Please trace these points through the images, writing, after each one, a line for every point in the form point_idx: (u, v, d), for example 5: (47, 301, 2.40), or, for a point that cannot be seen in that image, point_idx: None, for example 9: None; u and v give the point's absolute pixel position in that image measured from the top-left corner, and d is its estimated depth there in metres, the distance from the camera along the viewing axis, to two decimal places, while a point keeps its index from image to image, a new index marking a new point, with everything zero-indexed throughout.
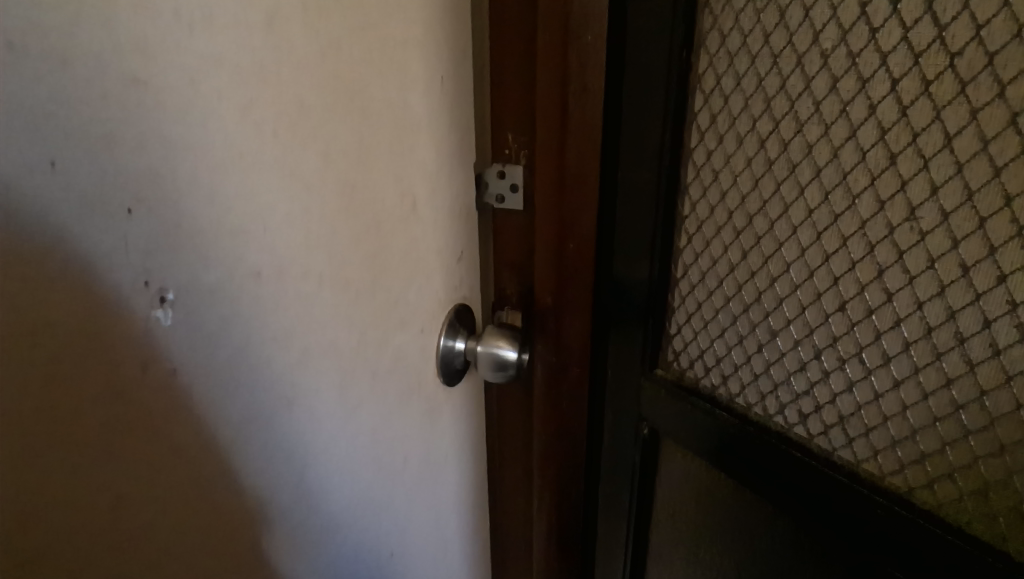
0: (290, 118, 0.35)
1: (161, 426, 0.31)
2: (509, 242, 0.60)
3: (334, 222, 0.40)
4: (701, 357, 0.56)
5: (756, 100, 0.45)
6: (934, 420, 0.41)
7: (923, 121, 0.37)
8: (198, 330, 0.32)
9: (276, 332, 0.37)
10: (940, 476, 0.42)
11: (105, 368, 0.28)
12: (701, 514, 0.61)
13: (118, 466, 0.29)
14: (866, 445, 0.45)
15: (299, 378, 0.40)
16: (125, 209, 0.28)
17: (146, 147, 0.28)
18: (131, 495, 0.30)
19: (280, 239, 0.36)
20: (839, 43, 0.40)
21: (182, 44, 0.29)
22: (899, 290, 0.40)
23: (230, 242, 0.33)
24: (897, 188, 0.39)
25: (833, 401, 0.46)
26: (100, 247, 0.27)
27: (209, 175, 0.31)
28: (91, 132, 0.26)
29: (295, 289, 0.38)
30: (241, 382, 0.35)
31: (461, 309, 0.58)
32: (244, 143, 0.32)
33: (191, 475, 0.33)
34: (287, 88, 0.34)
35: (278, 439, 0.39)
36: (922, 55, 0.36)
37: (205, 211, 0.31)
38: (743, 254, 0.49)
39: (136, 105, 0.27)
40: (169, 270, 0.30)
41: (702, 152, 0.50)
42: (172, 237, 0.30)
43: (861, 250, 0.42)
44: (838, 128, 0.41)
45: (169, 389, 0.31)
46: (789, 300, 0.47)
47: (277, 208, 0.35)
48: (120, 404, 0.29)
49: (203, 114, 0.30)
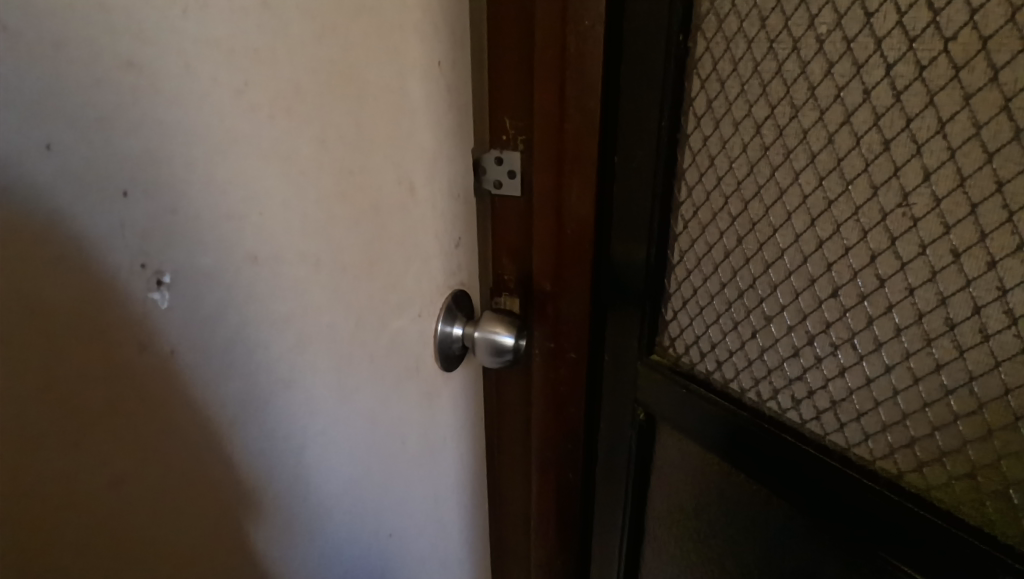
0: (288, 103, 0.35)
1: (159, 406, 0.32)
2: (507, 227, 0.61)
3: (332, 207, 0.40)
4: (696, 343, 0.56)
5: (753, 85, 0.45)
6: (924, 405, 0.41)
7: (917, 106, 0.37)
8: (195, 313, 0.33)
9: (275, 316, 0.38)
10: (929, 461, 0.42)
11: (103, 348, 0.29)
12: (697, 498, 0.62)
13: (116, 444, 0.30)
14: (858, 430, 0.45)
15: (298, 361, 0.40)
16: (122, 191, 0.28)
17: (142, 130, 0.28)
18: (129, 473, 0.31)
19: (278, 224, 0.36)
20: (835, 28, 0.40)
21: (178, 28, 0.29)
22: (891, 275, 0.40)
23: (226, 226, 0.33)
24: (890, 173, 0.39)
25: (826, 386, 0.47)
26: (98, 228, 0.27)
27: (205, 158, 0.31)
28: (87, 115, 0.26)
29: (292, 273, 0.38)
30: (239, 365, 0.36)
31: (460, 294, 0.58)
32: (240, 128, 0.33)
33: (188, 454, 0.34)
34: (285, 74, 0.35)
35: (277, 421, 0.40)
36: (917, 40, 0.36)
37: (201, 194, 0.31)
38: (738, 240, 0.50)
39: (132, 89, 0.28)
40: (166, 252, 0.31)
41: (699, 137, 0.50)
42: (168, 220, 0.30)
43: (855, 236, 0.42)
44: (833, 113, 0.41)
45: (167, 370, 0.32)
46: (784, 285, 0.47)
47: (275, 192, 0.36)
48: (118, 383, 0.30)
49: (198, 98, 0.30)
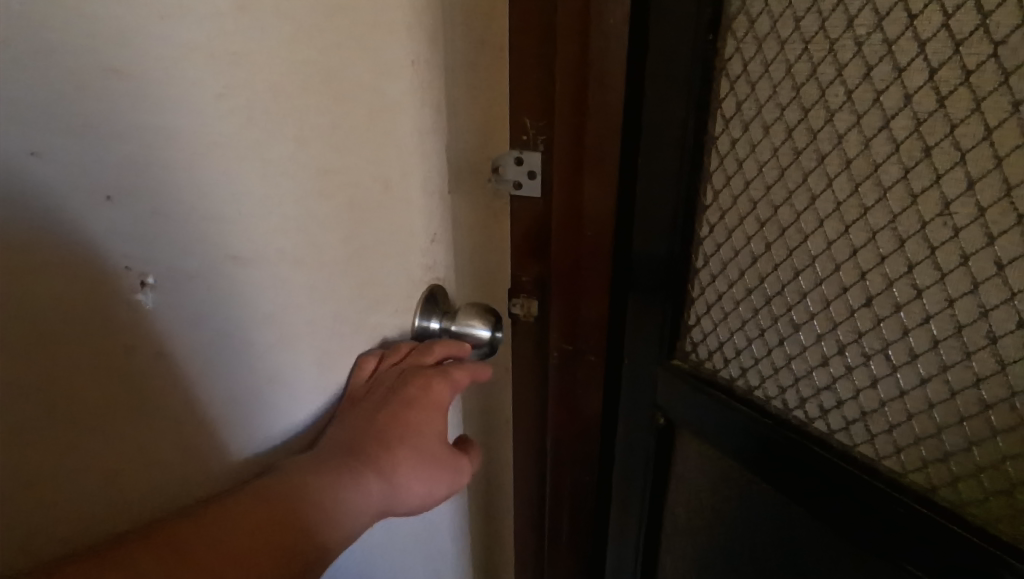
0: (297, 113, 0.32)
1: (147, 419, 0.29)
2: (523, 229, 0.59)
3: (331, 222, 0.37)
4: (720, 349, 0.55)
5: (785, 86, 0.44)
6: (961, 418, 0.41)
7: (962, 113, 0.36)
8: (192, 318, 0.30)
9: (279, 317, 0.35)
10: (964, 475, 0.41)
11: (88, 358, 0.27)
12: (715, 503, 0.61)
13: (97, 462, 0.28)
14: (889, 442, 0.45)
15: (302, 363, 0.38)
16: (105, 195, 0.25)
17: (140, 133, 0.26)
18: (112, 494, 0.29)
19: (282, 225, 0.33)
20: (875, 29, 0.38)
21: (179, 32, 0.26)
22: (929, 287, 0.40)
23: (227, 229, 0.30)
24: (931, 181, 0.38)
25: (856, 396, 0.46)
26: (80, 232, 0.25)
27: (206, 162, 0.29)
28: (73, 118, 0.24)
29: (295, 272, 0.35)
30: (242, 373, 0.33)
31: (433, 289, 0.50)
32: (245, 131, 0.30)
33: (177, 473, 0.32)
34: (291, 84, 0.31)
35: (278, 427, 0.37)
36: (964, 43, 0.35)
37: (198, 195, 0.29)
38: (766, 246, 0.49)
39: (125, 93, 0.25)
40: (157, 255, 0.28)
41: (727, 140, 0.49)
42: (160, 222, 0.27)
43: (890, 246, 0.41)
44: (870, 118, 0.40)
45: (157, 380, 0.29)
46: (813, 294, 0.46)
47: (277, 193, 0.32)
48: (105, 395, 0.28)
49: (200, 103, 0.27)
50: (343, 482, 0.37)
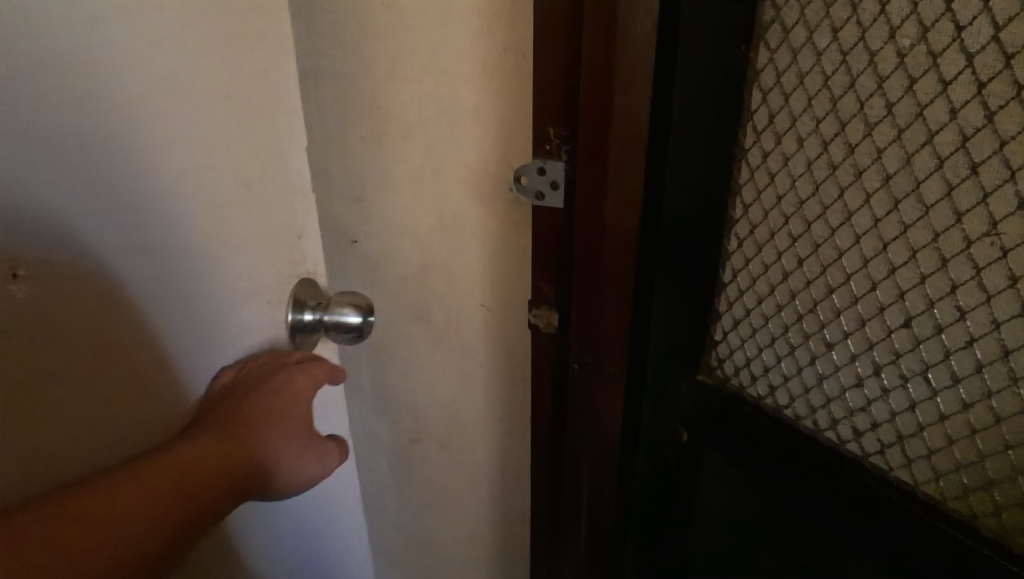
0: (187, 82, 0.41)
1: (90, 342, 0.38)
2: (543, 238, 0.59)
3: (228, 176, 0.46)
4: (747, 366, 0.55)
5: (821, 99, 0.45)
6: (1006, 447, 0.42)
7: (1011, 129, 0.37)
8: (123, 258, 0.39)
9: (202, 245, 0.45)
10: (1008, 504, 0.42)
11: (38, 305, 0.35)
12: (740, 520, 0.59)
13: (52, 384, 0.37)
14: (927, 467, 0.46)
15: (222, 281, 0.47)
16: (34, 186, 0.34)
17: (75, 117, 0.35)
18: (68, 407, 0.38)
19: (192, 178, 0.43)
20: (918, 42, 0.39)
21: (96, 30, 0.35)
22: (974, 308, 0.41)
23: (152, 184, 0.40)
24: (977, 199, 0.39)
25: (892, 419, 0.47)
26: (26, 204, 0.33)
27: (127, 136, 0.38)
28: (26, 118, 0.33)
29: (206, 210, 0.44)
30: (170, 292, 0.43)
31: (305, 284, 0.57)
32: (154, 104, 0.39)
33: (117, 386, 0.41)
34: (181, 57, 0.41)
35: (204, 334, 0.47)
36: (1014, 59, 0.36)
37: (127, 160, 0.38)
38: (798, 261, 0.49)
39: (69, 95, 0.34)
40: (87, 215, 0.36)
41: (757, 153, 0.49)
42: (93, 186, 0.36)
43: (932, 264, 0.42)
44: (913, 133, 0.41)
45: (100, 311, 0.39)
46: (848, 312, 0.47)
47: (194, 155, 0.43)
48: (46, 332, 0.36)
49: (117, 87, 0.37)
50: (231, 448, 0.44)
